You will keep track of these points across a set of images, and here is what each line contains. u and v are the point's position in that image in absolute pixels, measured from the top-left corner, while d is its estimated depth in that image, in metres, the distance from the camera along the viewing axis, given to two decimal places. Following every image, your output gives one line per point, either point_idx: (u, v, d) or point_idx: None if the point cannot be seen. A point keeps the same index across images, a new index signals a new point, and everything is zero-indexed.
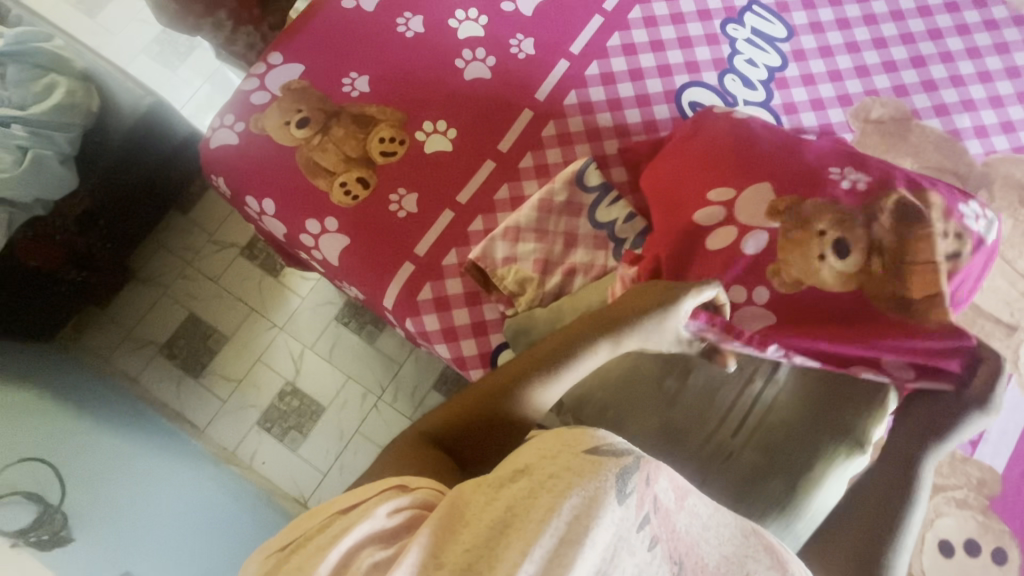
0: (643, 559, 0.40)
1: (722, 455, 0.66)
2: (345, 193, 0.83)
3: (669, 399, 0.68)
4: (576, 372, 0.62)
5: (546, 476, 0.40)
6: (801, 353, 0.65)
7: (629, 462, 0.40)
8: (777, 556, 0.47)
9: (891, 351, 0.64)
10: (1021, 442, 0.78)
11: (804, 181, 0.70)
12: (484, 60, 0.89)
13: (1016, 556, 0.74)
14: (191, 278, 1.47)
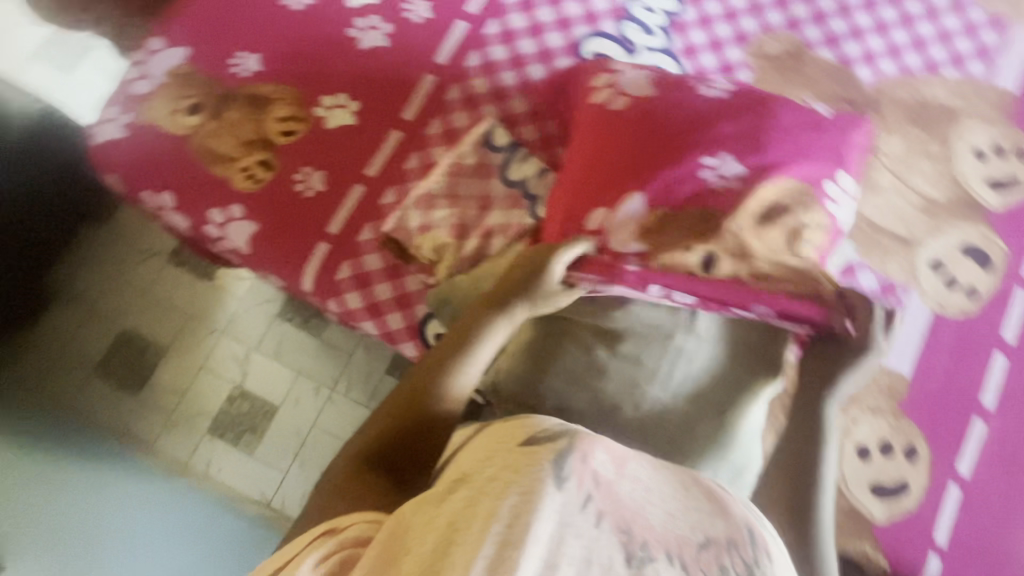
0: (589, 536, 0.38)
1: (655, 415, 0.62)
2: (247, 178, 0.80)
3: (598, 369, 0.63)
4: (485, 356, 0.60)
5: (485, 481, 0.42)
6: (684, 291, 0.62)
7: (561, 447, 0.43)
8: (720, 501, 0.45)
9: (754, 296, 0.61)
10: (924, 346, 0.84)
11: (675, 174, 0.67)
12: (380, 28, 0.87)
13: (924, 450, 0.80)
14: (112, 288, 1.33)
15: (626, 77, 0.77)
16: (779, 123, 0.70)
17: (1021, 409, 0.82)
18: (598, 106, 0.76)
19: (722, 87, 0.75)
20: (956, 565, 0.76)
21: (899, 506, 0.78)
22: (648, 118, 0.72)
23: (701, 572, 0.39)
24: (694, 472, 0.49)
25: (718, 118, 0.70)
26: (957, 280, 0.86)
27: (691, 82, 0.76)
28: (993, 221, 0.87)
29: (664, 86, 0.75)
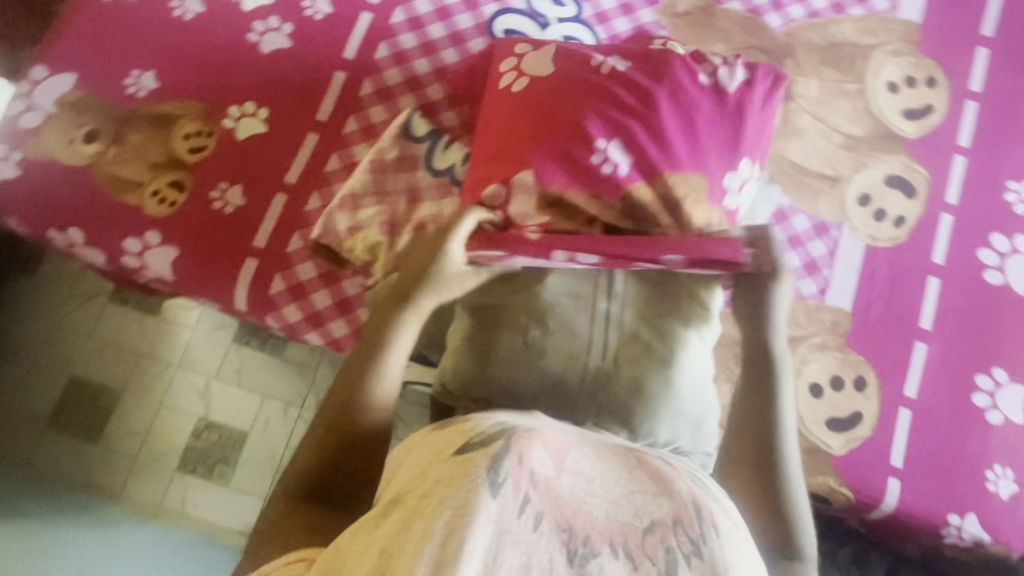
0: (528, 541, 0.38)
1: (601, 383, 0.62)
2: (159, 202, 0.77)
3: (534, 348, 0.63)
4: (399, 358, 0.58)
5: (419, 499, 0.41)
6: (586, 250, 0.61)
7: (497, 451, 0.42)
8: (664, 480, 0.45)
9: (661, 244, 0.61)
10: (862, 279, 0.86)
11: (573, 157, 0.67)
12: (280, 29, 0.84)
13: (873, 380, 0.82)
14: (58, 337, 1.26)
15: (527, 54, 0.74)
16: (677, 92, 0.70)
17: (958, 326, 0.85)
18: (501, 88, 0.73)
19: (623, 57, 0.72)
20: (913, 483, 0.79)
21: (856, 436, 0.80)
22: (545, 99, 0.70)
23: (645, 558, 0.39)
24: (641, 452, 0.49)
25: (615, 91, 0.69)
26: (885, 212, 0.88)
27: (590, 52, 0.73)
28: (913, 150, 0.90)
29: (563, 61, 0.72)
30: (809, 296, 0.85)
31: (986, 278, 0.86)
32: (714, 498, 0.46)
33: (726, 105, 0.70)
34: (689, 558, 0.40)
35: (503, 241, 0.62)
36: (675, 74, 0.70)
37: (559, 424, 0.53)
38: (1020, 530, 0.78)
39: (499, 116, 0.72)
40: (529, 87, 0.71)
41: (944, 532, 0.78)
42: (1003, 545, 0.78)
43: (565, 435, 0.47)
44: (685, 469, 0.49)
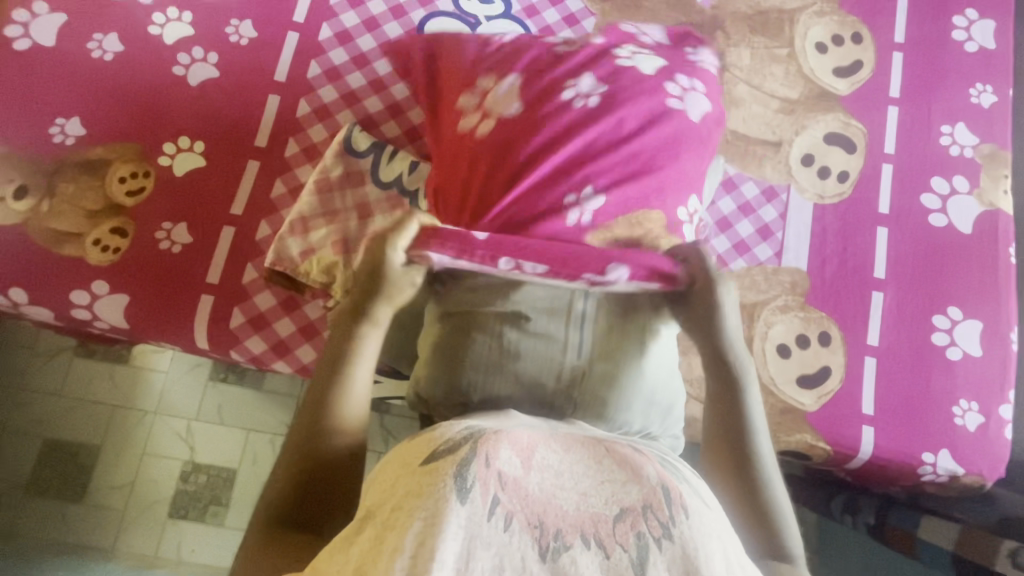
0: (500, 542, 0.39)
1: (579, 380, 0.62)
2: (102, 250, 0.75)
3: (510, 351, 0.61)
4: (364, 370, 0.58)
5: (390, 512, 0.41)
6: (533, 259, 0.61)
7: (464, 455, 0.42)
8: (633, 466, 0.46)
9: (598, 258, 0.61)
10: (814, 238, 0.88)
11: (531, 193, 0.64)
12: (206, 59, 0.82)
13: (836, 333, 0.85)
14: (27, 400, 1.22)
15: (491, 88, 0.70)
16: (642, 123, 0.68)
17: (910, 272, 0.87)
18: (462, 128, 0.69)
19: (598, 83, 0.69)
20: (886, 427, 0.81)
21: (827, 391, 0.82)
22: (509, 147, 0.66)
23: (617, 545, 0.40)
24: (610, 441, 0.50)
25: (583, 128, 0.66)
26: (829, 169, 0.90)
27: (563, 81, 0.69)
28: (848, 106, 0.92)
29: (533, 97, 0.68)
30: (767, 262, 0.87)
31: (931, 222, 0.89)
32: (684, 478, 0.47)
33: (683, 130, 0.69)
34: (659, 541, 0.41)
35: (453, 242, 0.60)
36: (644, 99, 0.68)
37: (531, 421, 0.54)
38: (990, 458, 0.81)
39: (461, 158, 0.68)
40: (494, 128, 0.67)
41: (920, 471, 0.81)
42: (976, 475, 0.81)
43: (533, 432, 0.48)
44: (652, 452, 0.51)
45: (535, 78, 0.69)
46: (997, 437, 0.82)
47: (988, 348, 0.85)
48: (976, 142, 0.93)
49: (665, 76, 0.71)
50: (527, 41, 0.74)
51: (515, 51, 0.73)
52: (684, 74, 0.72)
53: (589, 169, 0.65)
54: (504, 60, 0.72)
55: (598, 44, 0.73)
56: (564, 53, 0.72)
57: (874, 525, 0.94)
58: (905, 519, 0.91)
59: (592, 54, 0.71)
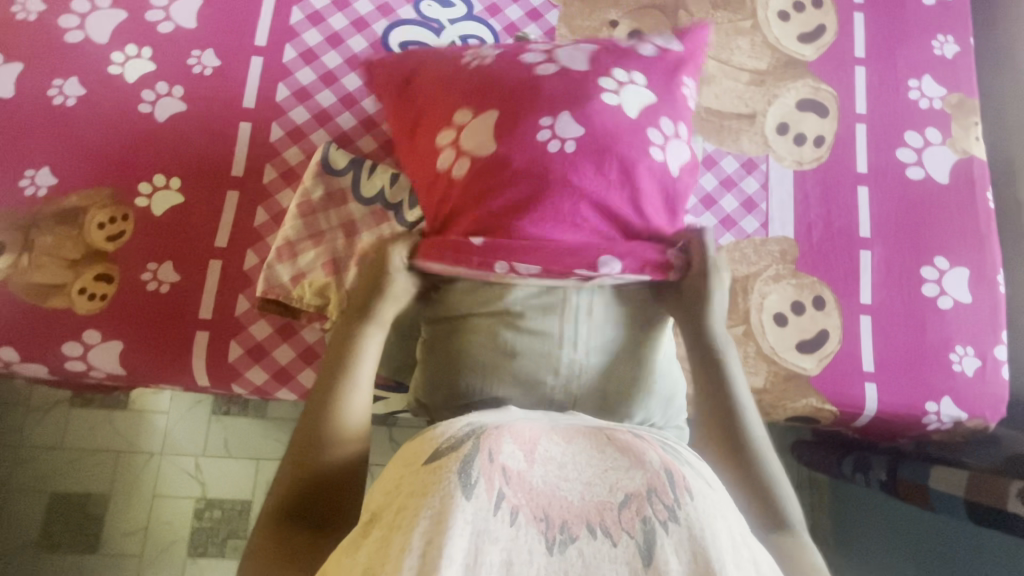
0: (507, 536, 0.40)
1: (575, 372, 0.62)
2: (90, 298, 0.74)
3: (507, 350, 0.61)
4: (365, 373, 0.59)
5: (395, 514, 0.41)
6: (527, 260, 0.59)
7: (467, 453, 0.43)
8: (634, 453, 0.46)
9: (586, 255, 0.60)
10: (798, 204, 0.89)
11: (517, 204, 0.60)
12: (171, 92, 0.81)
13: (830, 296, 0.86)
14: (29, 456, 1.20)
15: (468, 121, 0.64)
16: (621, 166, 0.61)
17: (894, 228, 0.89)
18: (439, 167, 0.64)
19: (577, 124, 0.62)
20: (888, 382, 0.83)
21: (826, 353, 0.83)
22: (492, 190, 0.61)
23: (623, 532, 0.41)
24: (611, 428, 0.50)
25: (560, 185, 0.60)
26: (805, 135, 0.91)
27: (536, 116, 0.62)
28: (817, 71, 0.93)
29: (506, 133, 0.62)
30: (754, 234, 0.88)
31: (909, 175, 0.91)
32: (686, 462, 0.48)
33: (661, 181, 0.64)
34: (666, 524, 0.41)
35: (449, 251, 0.59)
36: (628, 148, 0.62)
37: (529, 413, 0.54)
38: (991, 400, 0.83)
39: (442, 201, 0.64)
40: (476, 169, 0.62)
41: (926, 421, 0.83)
42: (979, 418, 0.83)
43: (534, 426, 0.49)
44: (653, 436, 0.51)
45: (510, 108, 0.63)
46: (995, 378, 0.84)
47: (977, 293, 0.87)
48: (944, 92, 0.94)
49: (649, 119, 0.64)
50: (501, 61, 0.67)
51: (495, 69, 0.67)
52: (670, 117, 0.66)
53: (575, 197, 0.60)
54: (476, 83, 0.66)
55: (580, 70, 0.66)
56: (543, 77, 0.65)
57: (888, 482, 0.97)
58: (916, 472, 0.93)
59: (572, 83, 0.64)
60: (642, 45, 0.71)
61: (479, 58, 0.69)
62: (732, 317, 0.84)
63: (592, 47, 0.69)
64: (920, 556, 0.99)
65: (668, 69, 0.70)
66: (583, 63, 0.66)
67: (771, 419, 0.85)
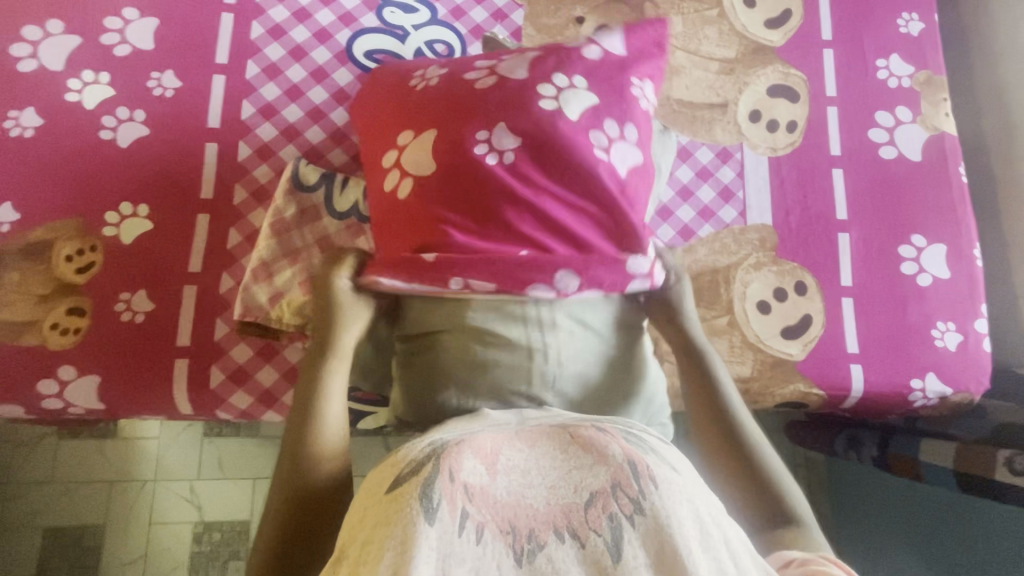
0: (475, 555, 0.40)
1: (550, 383, 0.61)
2: (63, 334, 0.72)
3: (479, 363, 0.61)
4: (335, 406, 0.58)
5: (360, 549, 0.41)
6: (482, 276, 0.59)
7: (427, 476, 0.43)
8: (598, 447, 0.46)
9: (537, 268, 0.59)
10: (774, 190, 0.89)
11: (466, 214, 0.60)
12: (132, 117, 0.79)
13: (812, 281, 0.86)
14: (19, 493, 1.18)
15: (411, 140, 0.64)
16: (561, 175, 0.61)
17: (871, 208, 0.89)
18: (386, 190, 0.64)
19: (513, 135, 0.61)
20: (873, 362, 0.83)
21: (811, 338, 0.84)
22: (433, 214, 0.61)
23: (590, 531, 0.42)
24: (574, 424, 0.49)
25: (499, 199, 0.60)
26: (777, 121, 0.91)
27: (471, 131, 0.61)
28: (785, 56, 0.93)
29: (445, 151, 0.61)
30: (733, 223, 0.88)
31: (882, 155, 0.91)
32: (650, 449, 0.47)
33: (611, 185, 0.62)
34: (631, 518, 0.42)
35: (401, 271, 0.60)
36: (570, 150, 0.61)
37: (500, 418, 0.54)
38: (974, 372, 0.84)
39: (391, 224, 0.64)
40: (417, 192, 0.62)
41: (912, 398, 0.84)
42: (964, 392, 0.84)
43: (497, 434, 0.48)
44: (616, 425, 0.50)
45: (448, 125, 0.62)
46: (977, 351, 0.85)
47: (955, 268, 0.88)
48: (912, 70, 0.94)
49: (592, 122, 0.62)
50: (446, 78, 0.66)
51: (444, 86, 0.65)
52: (615, 118, 0.64)
53: (523, 202, 0.60)
54: (420, 102, 0.65)
55: (521, 77, 0.64)
56: (481, 90, 0.63)
57: (879, 458, 0.97)
58: (906, 446, 0.93)
59: (511, 91, 0.63)
60: (591, 44, 0.68)
61: (426, 78, 0.68)
62: (716, 308, 0.84)
63: (538, 51, 0.67)
64: (914, 526, 1.00)
65: (616, 72, 0.66)
66: (524, 69, 0.64)
67: (761, 406, 0.85)
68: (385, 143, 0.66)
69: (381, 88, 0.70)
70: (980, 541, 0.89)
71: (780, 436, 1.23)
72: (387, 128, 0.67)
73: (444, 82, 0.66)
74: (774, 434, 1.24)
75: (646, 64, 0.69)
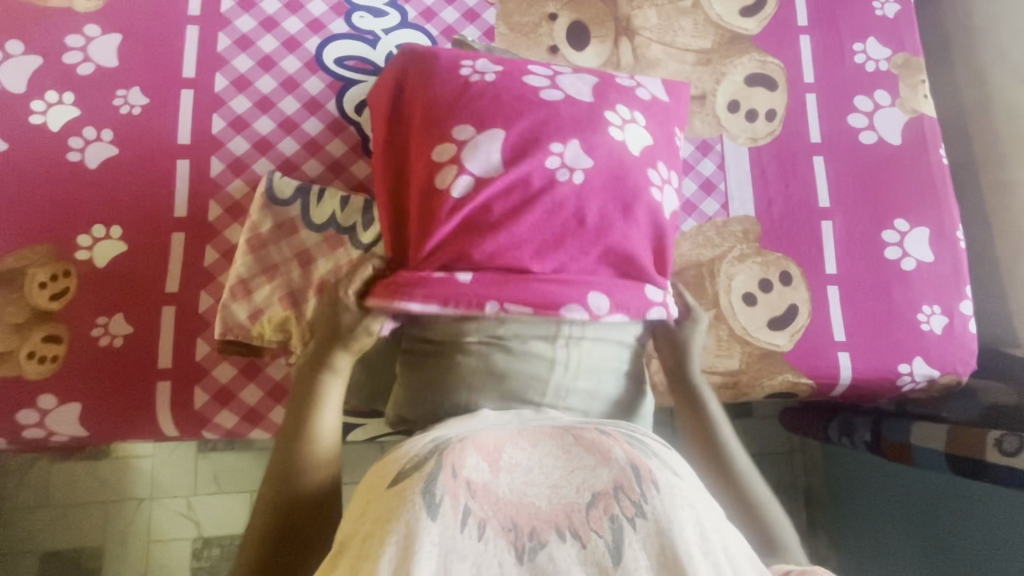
0: (476, 552, 0.39)
1: (563, 395, 0.58)
2: (40, 362, 0.71)
3: (496, 374, 0.57)
4: (329, 416, 0.56)
5: (363, 541, 0.40)
6: (522, 300, 0.57)
7: (429, 471, 0.42)
8: (600, 448, 0.46)
9: (580, 291, 0.59)
10: (756, 181, 0.89)
11: (521, 227, 0.59)
12: (100, 137, 0.77)
13: (796, 271, 0.86)
14: (11, 519, 1.14)
15: (474, 134, 0.60)
16: (618, 204, 0.62)
17: (853, 194, 0.89)
18: (434, 177, 0.60)
19: (586, 156, 0.61)
20: (859, 349, 0.83)
21: (797, 328, 0.84)
22: (484, 218, 0.59)
23: (592, 532, 0.41)
24: (577, 426, 0.49)
25: (557, 219, 0.60)
26: (756, 110, 0.91)
27: (545, 142, 0.61)
28: (761, 44, 0.92)
29: (518, 159, 0.60)
30: (715, 216, 0.87)
31: (862, 140, 0.91)
32: (653, 453, 0.47)
33: (647, 217, 0.63)
34: (633, 520, 0.41)
35: (433, 290, 0.56)
36: (633, 181, 0.63)
37: (499, 419, 0.53)
38: (961, 354, 0.84)
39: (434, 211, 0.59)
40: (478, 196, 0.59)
41: (901, 382, 0.84)
42: (951, 374, 0.84)
43: (499, 432, 0.48)
44: (618, 429, 0.50)
45: (517, 133, 0.61)
46: (963, 334, 0.85)
47: (938, 251, 0.88)
48: (889, 54, 0.94)
49: (648, 159, 0.65)
50: (508, 80, 0.64)
51: (515, 87, 0.64)
52: (665, 161, 0.67)
53: (575, 223, 0.60)
54: (481, 101, 0.62)
55: (588, 100, 0.65)
56: (551, 102, 0.63)
57: (872, 442, 0.96)
58: (898, 429, 0.92)
59: (582, 111, 0.64)
60: (638, 86, 0.70)
61: (482, 75, 0.65)
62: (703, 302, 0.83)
63: (595, 78, 0.68)
64: (910, 506, 1.00)
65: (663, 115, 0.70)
66: (588, 92, 0.66)
67: (750, 398, 0.85)
68: (433, 135, 0.61)
69: (430, 73, 0.64)
70: (977, 518, 0.89)
71: (773, 423, 1.25)
72: (440, 119, 0.62)
73: (513, 83, 0.64)
74: (767, 420, 1.25)
75: (679, 108, 0.73)
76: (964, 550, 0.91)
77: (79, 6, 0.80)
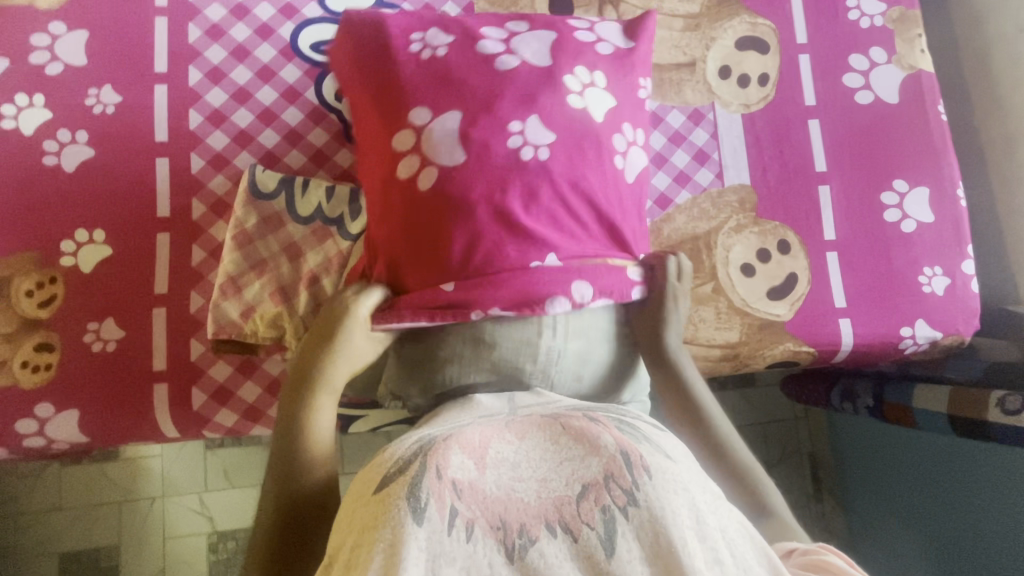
0: (464, 554, 0.39)
1: (554, 360, 0.59)
2: (34, 370, 0.71)
3: (485, 342, 0.58)
4: (325, 411, 0.58)
5: (350, 551, 0.40)
6: (498, 305, 0.56)
7: (414, 474, 0.41)
8: (588, 438, 0.45)
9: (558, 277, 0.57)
10: (751, 148, 0.86)
11: (492, 201, 0.56)
12: (75, 138, 0.75)
13: (794, 238, 0.84)
14: (26, 524, 1.11)
15: (426, 118, 0.58)
16: (585, 178, 0.58)
17: (851, 156, 0.87)
18: (400, 171, 0.58)
19: (547, 130, 0.58)
20: (860, 314, 0.82)
21: (797, 296, 0.82)
22: (449, 197, 0.56)
23: (583, 525, 0.40)
24: (566, 414, 0.48)
25: (532, 188, 0.57)
26: (748, 75, 0.88)
27: (504, 121, 0.58)
28: (752, 6, 0.89)
29: (474, 130, 0.57)
30: (710, 186, 0.85)
31: (859, 100, 0.88)
32: (644, 438, 0.46)
33: (626, 189, 0.63)
34: (625, 510, 0.41)
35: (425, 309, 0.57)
36: (598, 148, 0.60)
37: (493, 406, 0.53)
38: (965, 315, 0.83)
39: (398, 207, 0.58)
40: (440, 185, 0.56)
41: (903, 346, 0.83)
42: (954, 335, 0.83)
43: (486, 427, 0.47)
44: (608, 415, 0.49)
45: (475, 111, 0.58)
46: (965, 294, 0.84)
47: (939, 211, 0.86)
48: (884, 8, 0.91)
49: (614, 125, 0.63)
50: (455, 51, 0.61)
51: (461, 57, 0.61)
52: (631, 123, 0.65)
53: (542, 192, 0.57)
54: (437, 82, 0.59)
55: (545, 65, 0.62)
56: (505, 72, 0.60)
57: (875, 407, 0.95)
58: (900, 393, 0.91)
59: (532, 82, 0.60)
60: (598, 40, 0.67)
61: (434, 49, 0.62)
62: (699, 276, 0.81)
63: (552, 34, 0.65)
64: (920, 472, 0.99)
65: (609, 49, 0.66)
66: (544, 56, 0.62)
67: (752, 369, 0.84)
68: (392, 120, 0.60)
69: (379, 47, 0.63)
70: (993, 481, 0.87)
71: (778, 390, 1.25)
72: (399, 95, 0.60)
73: (457, 53, 0.61)
74: (770, 389, 1.25)
75: (644, 51, 0.70)
76: (980, 519, 0.89)
77: (43, 4, 0.77)
